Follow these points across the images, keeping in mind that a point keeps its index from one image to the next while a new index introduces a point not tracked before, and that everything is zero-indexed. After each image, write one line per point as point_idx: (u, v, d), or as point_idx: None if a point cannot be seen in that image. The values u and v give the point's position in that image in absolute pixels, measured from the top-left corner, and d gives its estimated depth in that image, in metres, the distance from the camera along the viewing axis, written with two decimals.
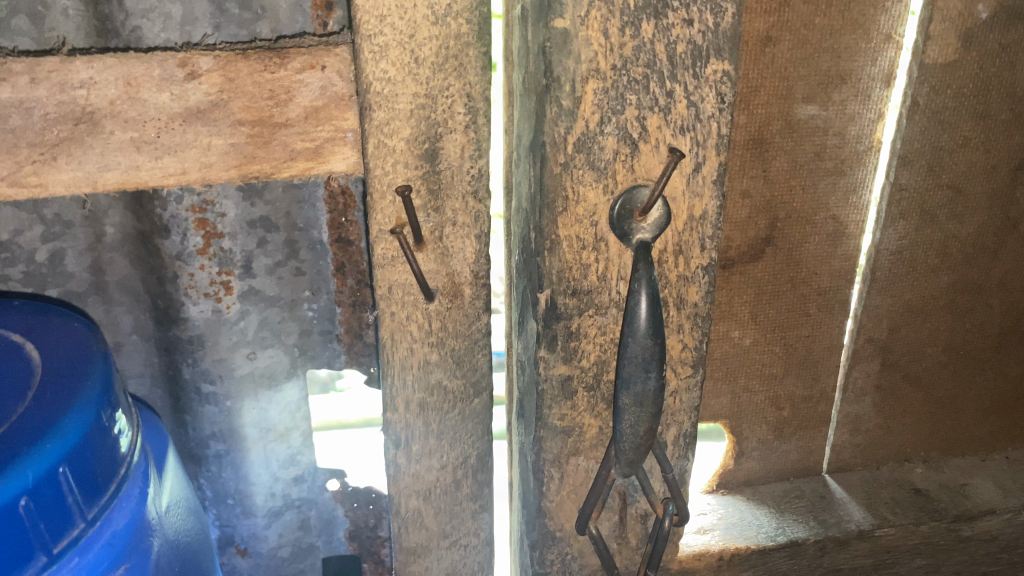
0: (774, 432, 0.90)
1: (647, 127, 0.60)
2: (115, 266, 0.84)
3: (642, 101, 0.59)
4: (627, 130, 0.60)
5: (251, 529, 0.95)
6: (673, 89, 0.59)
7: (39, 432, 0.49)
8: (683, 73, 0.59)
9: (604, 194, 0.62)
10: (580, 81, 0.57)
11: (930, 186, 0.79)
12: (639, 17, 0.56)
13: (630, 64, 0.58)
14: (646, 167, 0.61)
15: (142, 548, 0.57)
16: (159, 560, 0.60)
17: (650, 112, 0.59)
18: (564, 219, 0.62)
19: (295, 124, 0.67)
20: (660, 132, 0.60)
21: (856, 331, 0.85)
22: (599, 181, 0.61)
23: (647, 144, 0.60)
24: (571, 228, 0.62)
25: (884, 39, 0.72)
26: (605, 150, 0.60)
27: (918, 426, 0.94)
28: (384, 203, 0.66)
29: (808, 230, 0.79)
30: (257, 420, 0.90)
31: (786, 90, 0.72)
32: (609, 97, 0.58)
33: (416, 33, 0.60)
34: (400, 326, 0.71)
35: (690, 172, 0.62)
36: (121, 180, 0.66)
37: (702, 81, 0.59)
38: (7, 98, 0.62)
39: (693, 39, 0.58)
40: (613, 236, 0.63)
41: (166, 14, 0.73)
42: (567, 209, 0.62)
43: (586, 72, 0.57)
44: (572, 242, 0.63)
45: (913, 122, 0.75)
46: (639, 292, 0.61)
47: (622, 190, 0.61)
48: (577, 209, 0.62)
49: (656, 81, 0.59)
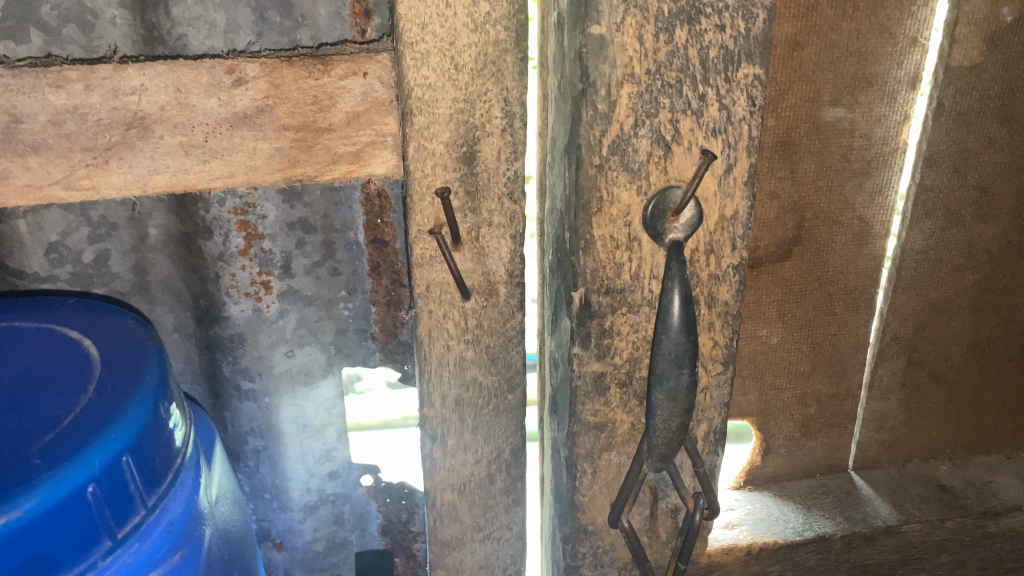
0: (801, 429, 0.91)
1: (680, 130, 0.62)
2: (157, 267, 0.87)
3: (675, 104, 0.61)
4: (661, 132, 0.61)
5: (288, 523, 0.98)
6: (706, 93, 0.61)
7: (103, 422, 0.52)
8: (715, 77, 0.61)
9: (638, 195, 0.63)
10: (615, 86, 0.59)
11: (956, 187, 0.80)
12: (673, 23, 0.58)
13: (664, 69, 0.59)
14: (678, 169, 0.63)
15: (195, 535, 0.60)
16: (209, 547, 0.62)
17: (683, 115, 0.61)
18: (598, 220, 0.64)
19: (337, 129, 0.69)
20: (692, 134, 0.62)
21: (882, 329, 0.87)
22: (634, 183, 0.63)
23: (680, 147, 0.62)
24: (605, 228, 0.64)
25: (910, 42, 0.73)
26: (638, 152, 0.62)
27: (943, 424, 0.95)
28: (424, 205, 0.68)
29: (835, 231, 0.81)
30: (294, 416, 0.93)
31: (813, 94, 0.74)
32: (643, 101, 0.60)
33: (456, 40, 0.62)
34: (437, 324, 0.73)
35: (721, 173, 0.64)
36: (170, 184, 0.69)
37: (734, 85, 0.61)
38: (62, 105, 0.65)
39: (726, 44, 0.60)
40: (647, 236, 0.65)
41: (211, 23, 0.76)
42: (602, 210, 0.64)
43: (621, 77, 0.59)
44: (606, 242, 0.65)
45: (939, 124, 0.76)
46: (674, 290, 0.63)
47: (655, 192, 0.63)
48: (611, 209, 0.64)
49: (689, 85, 0.60)
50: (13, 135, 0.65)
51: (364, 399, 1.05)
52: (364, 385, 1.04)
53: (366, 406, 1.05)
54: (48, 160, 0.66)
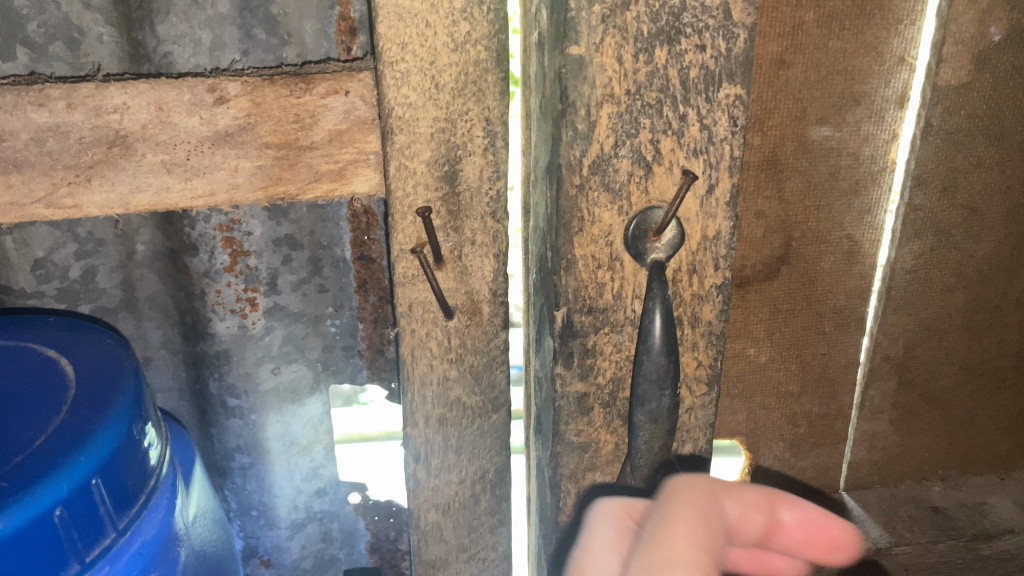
0: (790, 449, 0.91)
1: (661, 150, 0.61)
2: (145, 283, 0.87)
3: (656, 125, 0.60)
4: (642, 152, 0.61)
5: (275, 540, 0.97)
6: (686, 113, 0.61)
7: (73, 445, 0.52)
8: (696, 97, 0.60)
9: (619, 216, 0.63)
10: (595, 106, 0.59)
11: (945, 207, 0.79)
12: (652, 43, 0.58)
13: (644, 89, 0.59)
14: (660, 189, 0.62)
15: (170, 557, 0.59)
16: (185, 569, 0.62)
17: (664, 136, 0.61)
18: (580, 239, 0.63)
19: (319, 147, 0.69)
20: (673, 155, 0.61)
21: (872, 349, 0.86)
22: (614, 204, 0.62)
23: (661, 167, 0.62)
24: (587, 248, 0.64)
25: (897, 61, 0.73)
26: (619, 172, 0.61)
27: (935, 445, 0.94)
28: (405, 224, 0.67)
29: (824, 249, 0.80)
30: (281, 433, 0.92)
31: (799, 112, 0.74)
32: (623, 121, 0.60)
33: (436, 60, 0.62)
34: (420, 343, 0.72)
35: (703, 194, 0.63)
36: (152, 202, 0.69)
37: (715, 105, 0.61)
38: (45, 123, 0.65)
39: (706, 64, 0.59)
40: (629, 256, 0.64)
41: (196, 41, 0.76)
42: (583, 230, 0.63)
43: (600, 97, 0.59)
44: (588, 261, 0.64)
45: (927, 143, 0.76)
46: (654, 311, 0.62)
47: (637, 212, 0.63)
48: (592, 229, 0.63)
49: (670, 106, 0.60)
50: None
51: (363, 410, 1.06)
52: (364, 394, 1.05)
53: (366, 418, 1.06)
54: (30, 178, 0.66)
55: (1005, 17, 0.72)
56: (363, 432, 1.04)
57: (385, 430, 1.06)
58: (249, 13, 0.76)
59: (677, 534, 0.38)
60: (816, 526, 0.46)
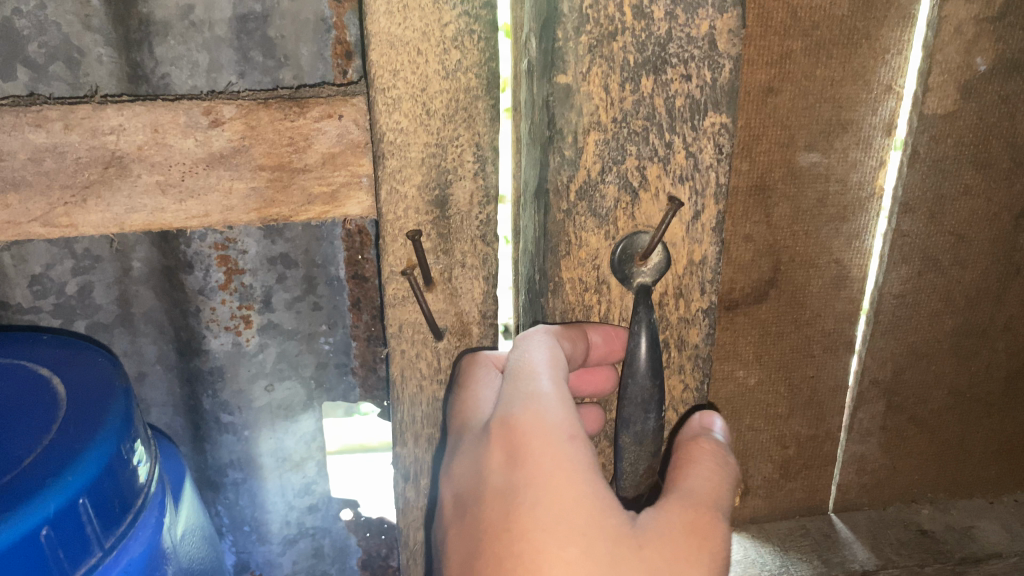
0: (780, 470, 0.95)
1: (647, 176, 0.62)
2: (141, 300, 0.88)
3: (642, 151, 0.61)
4: (628, 179, 0.62)
5: (267, 555, 0.97)
6: (672, 140, 0.61)
7: (60, 465, 0.52)
8: (681, 126, 0.60)
9: (606, 240, 0.63)
10: (582, 133, 0.60)
11: (932, 233, 0.82)
12: (638, 73, 0.59)
13: (630, 117, 0.60)
14: (646, 214, 0.63)
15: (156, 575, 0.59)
16: None
17: (650, 162, 0.61)
18: (567, 262, 0.64)
19: (313, 169, 0.70)
20: (659, 181, 0.62)
21: (860, 372, 0.89)
22: (601, 228, 0.63)
23: (647, 193, 0.62)
24: (573, 271, 0.64)
25: (885, 89, 0.75)
26: (606, 198, 0.62)
27: (924, 467, 0.97)
28: (396, 246, 0.68)
29: (812, 273, 0.83)
30: (274, 449, 0.92)
31: (787, 139, 0.77)
32: (610, 148, 0.61)
33: (428, 87, 0.63)
34: (410, 363, 0.73)
35: (689, 219, 0.63)
36: (147, 222, 0.70)
37: (700, 133, 0.61)
38: (42, 144, 0.66)
39: (692, 93, 0.60)
40: (615, 279, 0.65)
41: (193, 62, 0.77)
42: (569, 253, 0.64)
43: (587, 124, 0.60)
44: (575, 284, 0.65)
45: (914, 170, 0.78)
46: (638, 333, 0.62)
47: (623, 236, 0.63)
48: (579, 253, 0.64)
49: (656, 133, 0.60)
50: None
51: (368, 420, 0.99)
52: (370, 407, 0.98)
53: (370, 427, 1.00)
54: (28, 197, 0.68)
55: (991, 48, 0.74)
56: (364, 443, 1.00)
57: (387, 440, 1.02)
58: (246, 36, 0.77)
59: (533, 362, 0.57)
60: (615, 337, 0.64)
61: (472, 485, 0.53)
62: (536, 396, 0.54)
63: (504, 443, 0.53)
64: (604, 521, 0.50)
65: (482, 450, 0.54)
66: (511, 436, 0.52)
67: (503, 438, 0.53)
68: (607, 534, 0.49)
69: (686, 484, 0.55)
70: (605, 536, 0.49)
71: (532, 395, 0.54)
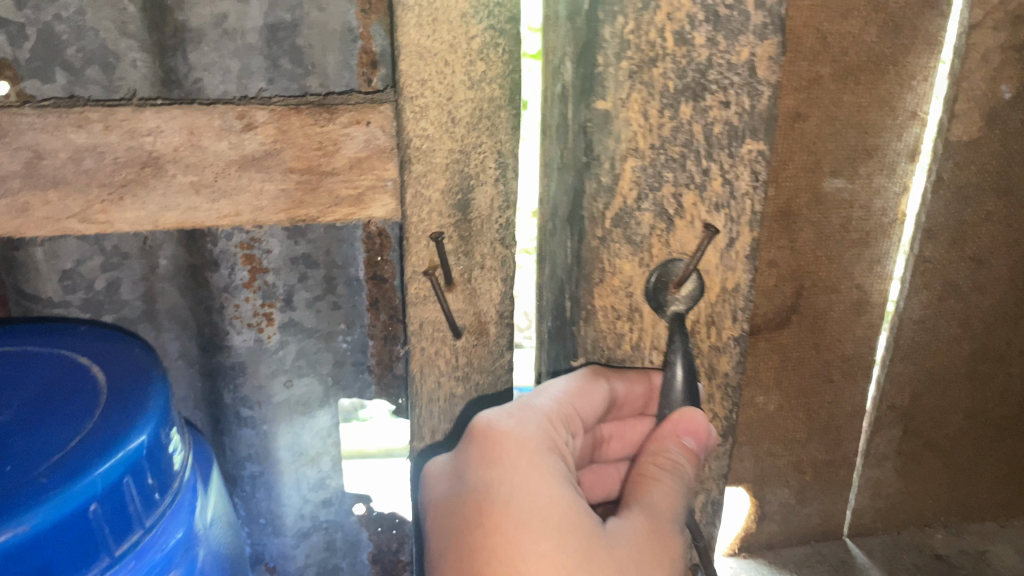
0: (796, 496, 1.07)
1: (683, 204, 0.65)
2: (166, 296, 0.91)
3: (679, 178, 0.65)
4: (664, 206, 0.66)
5: (281, 548, 1.00)
6: (709, 167, 0.63)
7: (105, 446, 0.55)
8: (719, 152, 0.63)
9: (640, 267, 0.68)
10: (619, 159, 0.66)
11: (953, 259, 0.95)
12: (677, 99, 0.62)
13: (668, 143, 0.64)
14: (681, 242, 0.66)
15: (190, 554, 0.63)
16: (204, 567, 0.65)
17: (686, 189, 0.65)
18: (600, 290, 0.70)
19: (340, 172, 0.73)
20: (694, 209, 0.65)
21: (880, 397, 1.03)
22: (635, 255, 0.68)
23: (683, 220, 0.66)
24: (607, 298, 0.70)
25: (909, 115, 0.87)
26: (641, 224, 0.67)
27: (937, 492, 1.12)
28: (419, 247, 0.71)
29: (834, 298, 0.95)
30: (291, 444, 0.95)
31: (813, 165, 0.88)
32: (647, 174, 0.65)
33: (453, 96, 0.66)
34: (429, 360, 0.76)
35: (723, 247, 0.66)
36: (180, 220, 0.73)
37: (737, 159, 0.62)
38: (82, 143, 0.69)
39: (730, 120, 0.61)
40: (648, 307, 0.69)
41: (225, 69, 0.81)
42: (603, 280, 0.70)
43: (625, 150, 0.65)
44: (607, 311, 0.71)
45: (938, 196, 0.91)
46: (676, 363, 0.66)
47: (658, 263, 0.68)
48: (613, 280, 0.70)
49: (693, 160, 0.64)
50: (37, 171, 0.70)
51: (365, 427, 1.01)
52: (367, 413, 1.01)
53: (367, 434, 1.02)
54: (67, 195, 0.71)
55: (1014, 76, 0.86)
56: (361, 450, 1.02)
57: (384, 448, 1.03)
58: (276, 44, 0.81)
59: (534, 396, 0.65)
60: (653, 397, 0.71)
61: (451, 481, 0.59)
62: (530, 417, 0.62)
63: (487, 444, 0.59)
64: (580, 524, 0.55)
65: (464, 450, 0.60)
66: (495, 441, 0.59)
67: (486, 441, 0.59)
68: (583, 534, 0.55)
69: (645, 498, 0.60)
70: (580, 537, 0.55)
71: (529, 414, 0.62)
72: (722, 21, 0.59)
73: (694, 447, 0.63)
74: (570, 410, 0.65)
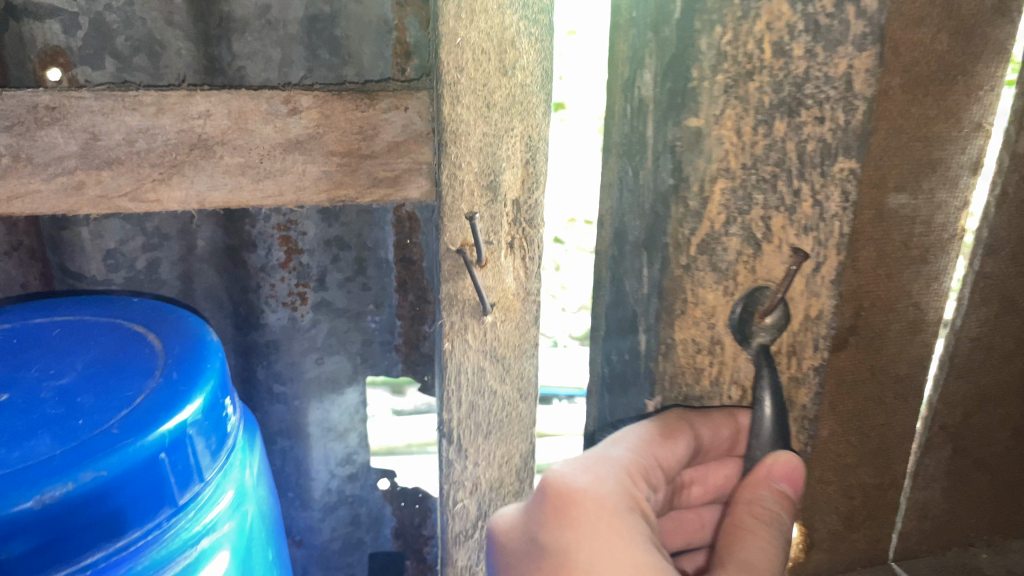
0: (844, 530, 0.79)
1: (771, 227, 0.57)
2: (203, 276, 0.95)
3: (769, 200, 0.56)
4: (752, 229, 0.58)
5: (308, 521, 1.04)
6: (800, 187, 0.55)
7: (170, 403, 0.60)
8: (810, 171, 0.54)
9: (724, 297, 0.60)
10: (708, 181, 0.59)
11: (1014, 272, 0.75)
12: (773, 116, 0.54)
13: (760, 163, 0.56)
14: (766, 267, 0.57)
15: (244, 509, 0.67)
16: (255, 521, 0.69)
17: (775, 213, 0.56)
18: (681, 322, 0.64)
19: (378, 156, 0.77)
20: (783, 232, 0.56)
21: (931, 418, 0.81)
22: (719, 284, 0.60)
23: (769, 244, 0.57)
24: (687, 330, 0.63)
25: (976, 126, 0.66)
26: (728, 250, 0.59)
27: (983, 511, 0.88)
28: (453, 227, 0.76)
29: (890, 319, 0.71)
30: (320, 420, 0.99)
31: (881, 178, 0.66)
32: (735, 197, 0.58)
33: (489, 82, 0.70)
34: (459, 335, 0.80)
35: (808, 272, 0.56)
36: (226, 200, 0.77)
37: (829, 179, 0.53)
38: (136, 125, 0.73)
39: (824, 138, 0.53)
40: (730, 337, 0.61)
41: (267, 57, 0.84)
42: (685, 311, 0.63)
43: (715, 171, 0.59)
44: (686, 346, 0.64)
45: (1002, 210, 0.72)
46: (764, 401, 0.55)
47: (743, 292, 0.59)
48: (695, 311, 0.63)
49: (783, 179, 0.55)
50: (92, 151, 0.73)
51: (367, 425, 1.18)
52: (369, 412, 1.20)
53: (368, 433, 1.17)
54: (119, 174, 0.74)
55: None
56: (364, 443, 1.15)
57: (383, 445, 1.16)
58: (315, 35, 0.85)
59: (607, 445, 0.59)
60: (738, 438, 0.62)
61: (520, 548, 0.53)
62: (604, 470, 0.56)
63: (557, 506, 0.52)
64: None
65: (531, 511, 0.53)
66: (565, 500, 0.52)
67: (557, 501, 0.52)
68: None
69: (742, 555, 0.53)
70: None
71: (603, 468, 0.56)
72: (823, 31, 0.50)
73: (792, 494, 0.56)
74: (650, 461, 0.58)
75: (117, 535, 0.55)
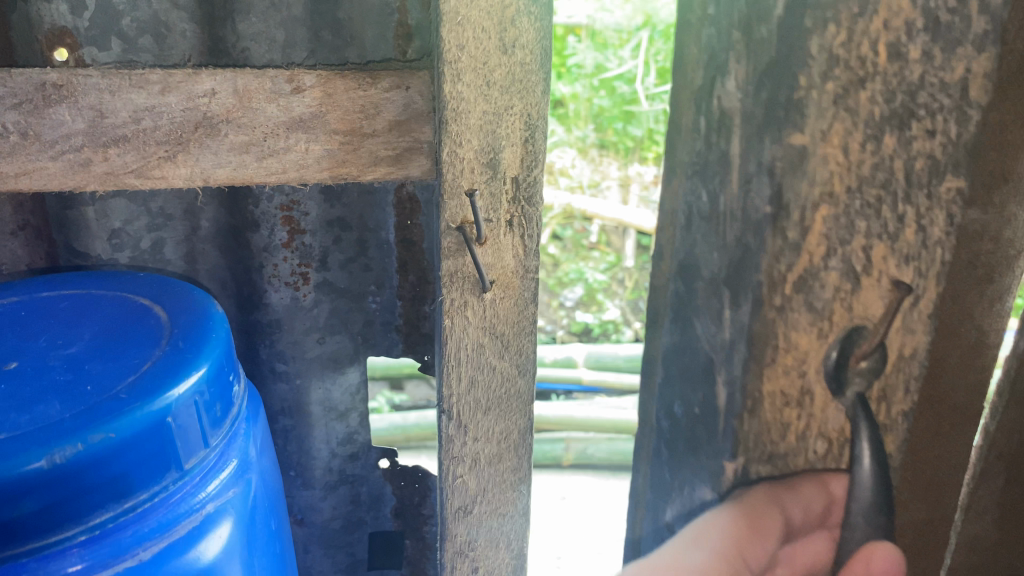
0: None
1: (872, 257, 0.59)
2: (206, 256, 0.96)
3: (872, 227, 0.58)
4: (852, 262, 0.59)
5: (308, 500, 1.05)
6: (904, 212, 0.58)
7: (177, 369, 0.61)
8: (917, 193, 0.57)
9: (818, 337, 0.61)
10: (811, 207, 0.58)
11: None
12: (882, 129, 0.56)
13: (866, 186, 0.57)
14: (864, 304, 0.60)
15: (248, 479, 0.68)
16: (259, 493, 0.70)
17: (878, 240, 0.59)
18: (770, 372, 0.63)
19: (379, 134, 0.79)
20: (884, 263, 0.59)
21: (986, 446, 0.80)
22: (815, 324, 0.61)
23: (869, 278, 0.59)
24: (777, 381, 0.63)
25: None
26: (825, 288, 0.60)
27: None
28: (452, 204, 0.77)
29: None
30: (322, 399, 1.01)
31: None
32: (839, 225, 0.58)
33: (488, 61, 0.72)
34: (458, 311, 0.81)
35: (909, 307, 0.60)
36: (231, 176, 0.78)
37: (935, 201, 0.57)
38: (143, 103, 0.75)
39: (933, 154, 0.56)
40: (821, 387, 0.63)
41: (272, 39, 0.86)
42: (775, 359, 0.62)
43: (818, 197, 0.58)
44: (776, 397, 0.63)
45: None
46: None
47: (840, 331, 0.61)
48: (786, 358, 0.62)
49: (889, 205, 0.58)
50: (99, 129, 0.75)
51: None
52: None
53: None
54: (125, 152, 0.76)
55: None
56: None
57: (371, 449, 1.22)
58: (318, 16, 0.86)
59: None
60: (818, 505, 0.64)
61: None
62: None
63: None
64: None
65: None
66: None
67: None
68: None
69: None
70: None
71: None
72: (943, 30, 0.54)
73: None
74: (735, 551, 0.65)
75: (125, 497, 0.56)
